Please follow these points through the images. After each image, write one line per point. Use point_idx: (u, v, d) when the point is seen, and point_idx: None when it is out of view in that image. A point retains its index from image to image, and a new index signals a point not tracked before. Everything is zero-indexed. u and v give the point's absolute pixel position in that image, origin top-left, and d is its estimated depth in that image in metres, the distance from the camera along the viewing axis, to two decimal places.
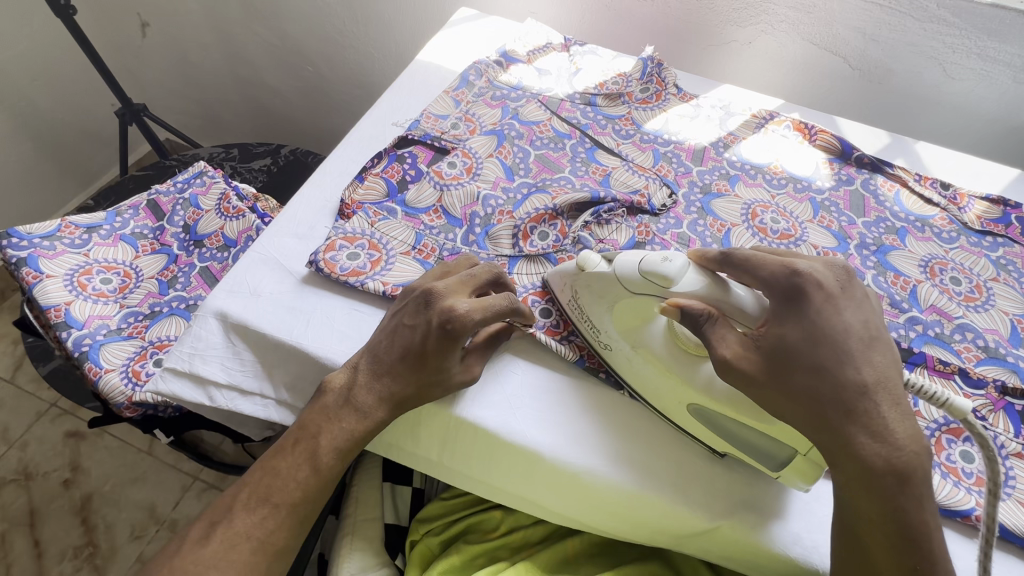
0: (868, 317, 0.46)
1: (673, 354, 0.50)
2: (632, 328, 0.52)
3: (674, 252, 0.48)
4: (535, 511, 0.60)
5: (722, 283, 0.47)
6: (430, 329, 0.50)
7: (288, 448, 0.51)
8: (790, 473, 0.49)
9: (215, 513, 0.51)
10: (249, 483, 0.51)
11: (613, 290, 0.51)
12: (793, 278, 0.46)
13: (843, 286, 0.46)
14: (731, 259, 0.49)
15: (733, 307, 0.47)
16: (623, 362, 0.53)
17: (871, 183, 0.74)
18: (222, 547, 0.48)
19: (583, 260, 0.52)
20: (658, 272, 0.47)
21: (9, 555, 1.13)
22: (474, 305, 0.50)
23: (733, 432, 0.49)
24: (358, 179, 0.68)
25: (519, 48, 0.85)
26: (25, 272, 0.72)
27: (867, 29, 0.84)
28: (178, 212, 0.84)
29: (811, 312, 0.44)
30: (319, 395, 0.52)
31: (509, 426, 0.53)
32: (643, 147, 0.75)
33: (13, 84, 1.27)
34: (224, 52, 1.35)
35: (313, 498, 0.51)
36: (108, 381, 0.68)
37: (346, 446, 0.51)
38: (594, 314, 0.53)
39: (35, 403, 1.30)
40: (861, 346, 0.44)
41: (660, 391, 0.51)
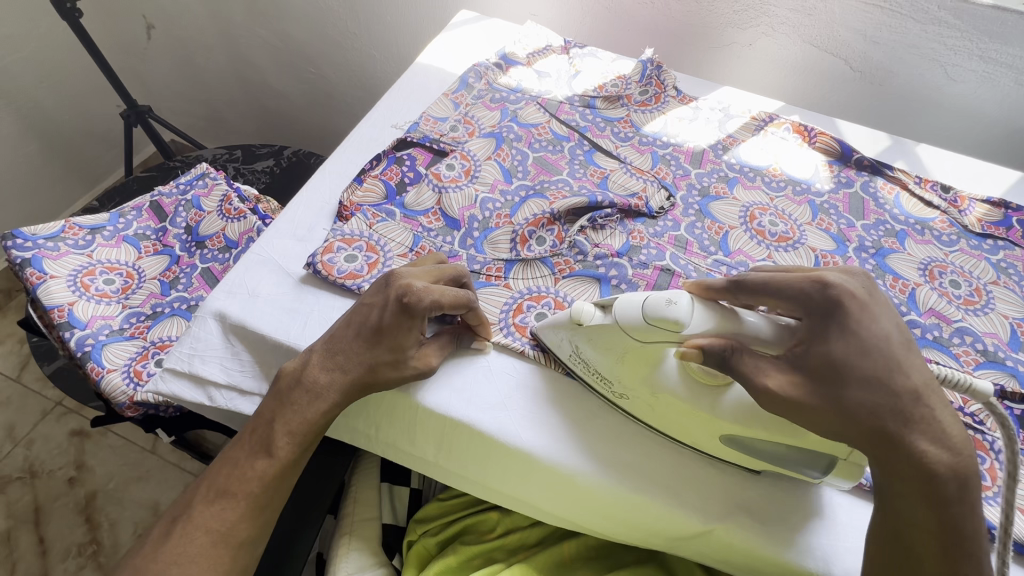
0: (897, 318, 0.46)
1: (692, 390, 0.49)
2: (644, 373, 0.50)
3: (678, 294, 0.46)
4: (531, 513, 0.60)
5: (734, 315, 0.46)
6: (388, 305, 0.51)
7: (246, 438, 0.52)
8: (833, 475, 0.49)
9: (177, 509, 0.51)
10: (210, 477, 0.52)
11: (619, 339, 0.49)
12: (825, 291, 0.44)
13: (870, 292, 0.46)
14: (742, 285, 0.48)
15: (750, 334, 0.46)
16: (640, 404, 0.52)
17: (871, 186, 0.74)
18: (182, 541, 0.49)
19: (577, 314, 0.50)
20: (669, 321, 0.45)
21: (14, 552, 1.14)
22: (431, 286, 0.51)
23: (768, 449, 0.49)
24: (358, 181, 0.68)
25: (519, 51, 0.85)
26: (30, 272, 0.73)
27: (868, 31, 0.84)
28: (181, 213, 0.85)
29: (853, 323, 0.43)
30: (276, 381, 0.53)
31: (506, 429, 0.53)
32: (642, 149, 0.75)
33: (20, 85, 1.28)
34: (227, 53, 1.36)
35: (271, 487, 0.51)
36: (110, 380, 0.69)
37: (295, 426, 0.51)
38: (598, 364, 0.52)
39: (41, 401, 1.31)
40: (904, 350, 0.44)
41: (690, 429, 0.51)
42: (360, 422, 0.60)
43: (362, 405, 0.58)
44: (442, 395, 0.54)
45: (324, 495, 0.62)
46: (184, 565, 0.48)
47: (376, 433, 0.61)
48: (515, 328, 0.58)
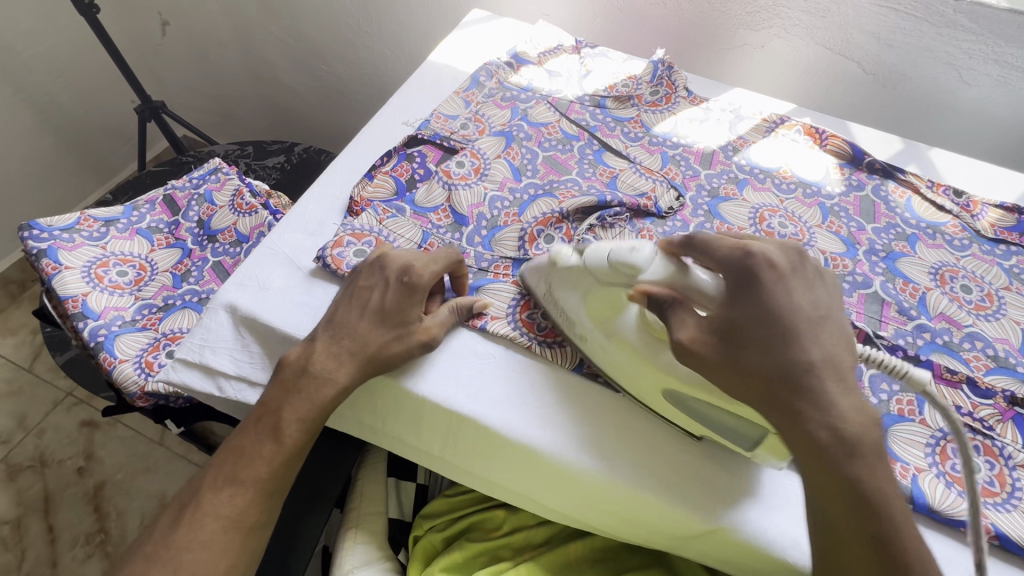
0: (818, 296, 0.47)
1: (642, 340, 0.50)
2: (605, 317, 0.52)
3: (642, 241, 0.48)
4: (535, 508, 0.61)
5: (682, 267, 0.48)
6: (389, 284, 0.55)
7: (252, 425, 0.52)
8: (762, 450, 0.49)
9: (184, 498, 0.51)
10: (217, 465, 0.51)
11: (585, 280, 0.52)
12: (746, 260, 0.47)
13: (794, 267, 0.48)
14: (693, 241, 0.50)
15: (698, 292, 0.47)
16: (597, 349, 0.54)
17: (882, 189, 0.74)
18: (191, 529, 0.49)
19: (556, 254, 0.53)
20: (627, 262, 0.47)
21: (23, 539, 1.16)
22: (427, 261, 0.56)
23: (708, 414, 0.49)
24: (368, 177, 0.69)
25: (530, 50, 0.85)
26: (45, 262, 0.74)
27: (881, 34, 0.83)
28: (193, 207, 0.86)
29: (764, 293, 0.45)
30: (279, 369, 0.54)
31: (514, 426, 0.53)
32: (652, 149, 0.76)
33: (37, 79, 1.30)
34: (241, 50, 1.37)
35: (279, 473, 0.51)
36: (122, 370, 0.70)
37: (304, 412, 0.52)
38: (566, 308, 0.54)
39: (53, 392, 1.33)
40: (811, 327, 0.44)
41: (635, 377, 0.52)
42: (366, 416, 0.61)
43: (368, 398, 0.59)
44: (450, 391, 0.55)
45: (326, 488, 0.63)
46: (195, 552, 0.48)
47: (382, 427, 0.61)
48: (522, 323, 0.59)
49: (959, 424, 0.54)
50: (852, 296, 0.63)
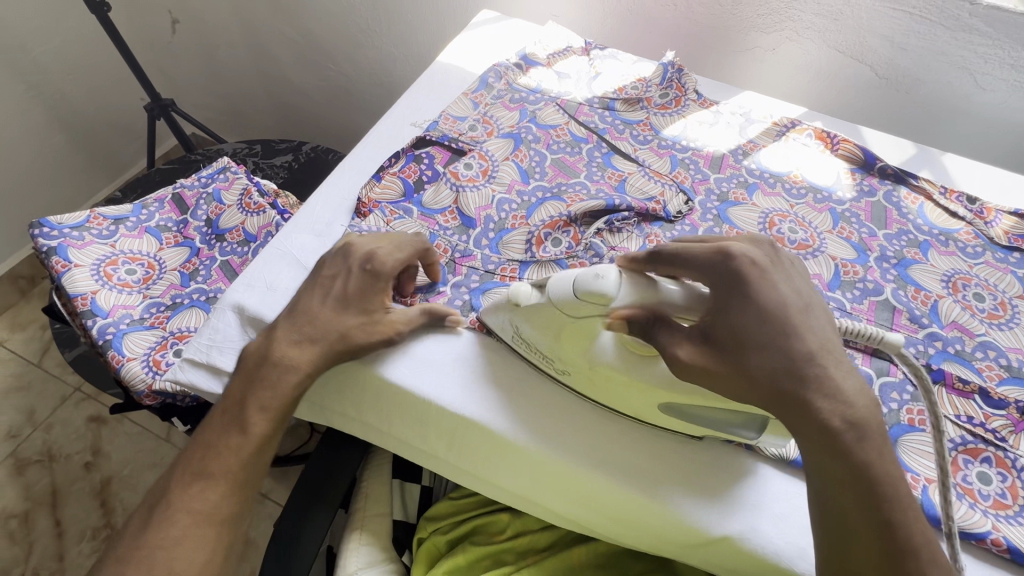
0: (798, 284, 0.47)
1: (627, 362, 0.49)
2: (581, 349, 0.51)
3: (605, 267, 0.46)
4: (539, 513, 0.60)
5: (652, 285, 0.46)
6: (352, 271, 0.56)
7: (217, 419, 0.53)
8: (767, 435, 0.50)
9: (154, 497, 0.51)
10: (184, 462, 0.52)
11: (551, 316, 0.50)
12: (726, 261, 0.46)
13: (771, 259, 0.48)
14: (660, 255, 0.49)
15: (673, 305, 0.46)
16: (585, 380, 0.53)
17: (895, 195, 0.73)
18: (163, 526, 0.48)
19: (516, 294, 0.52)
20: (595, 291, 0.45)
21: (31, 533, 1.17)
22: (390, 248, 0.57)
23: (696, 414, 0.50)
24: (376, 178, 0.69)
25: (539, 51, 0.85)
26: (55, 260, 0.75)
27: (895, 38, 0.82)
28: (202, 206, 0.86)
29: (754, 292, 0.45)
30: (241, 363, 0.54)
31: (517, 429, 0.54)
32: (661, 152, 0.75)
33: (49, 77, 1.31)
34: (250, 49, 1.38)
35: (249, 463, 0.52)
36: (130, 368, 0.70)
37: (266, 401, 0.52)
38: (540, 342, 0.53)
39: (61, 387, 1.34)
40: (801, 316, 0.45)
41: (631, 400, 0.52)
42: (373, 416, 0.60)
43: (377, 400, 0.58)
44: (453, 394, 0.55)
45: (327, 487, 0.63)
46: (169, 548, 0.48)
47: (386, 428, 0.61)
48: None
49: (971, 434, 0.54)
50: (863, 303, 0.62)
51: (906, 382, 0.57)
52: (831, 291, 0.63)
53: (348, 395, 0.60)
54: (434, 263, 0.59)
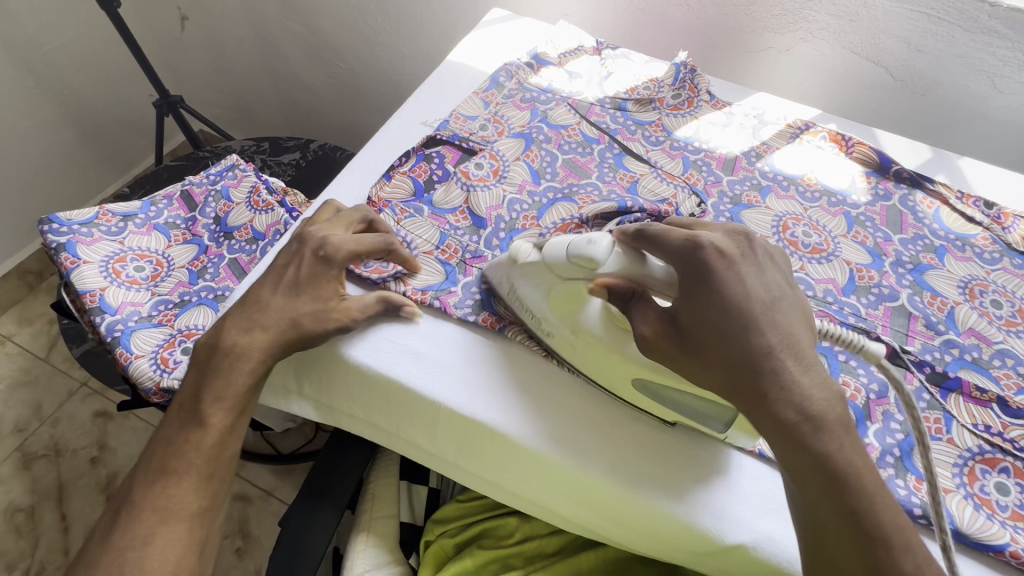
0: (768, 278, 0.46)
1: (608, 331, 0.52)
2: (568, 312, 0.53)
3: (599, 233, 0.49)
4: (547, 517, 0.59)
5: (638, 257, 0.48)
6: (304, 257, 0.56)
7: (176, 416, 0.53)
8: (735, 430, 0.51)
9: (118, 501, 0.51)
10: (148, 462, 0.51)
11: (546, 276, 0.52)
12: (695, 252, 0.45)
13: (744, 252, 0.47)
14: (644, 234, 0.48)
15: (654, 279, 0.47)
16: (566, 346, 0.55)
17: (910, 199, 0.72)
18: (129, 529, 0.48)
19: (516, 251, 0.54)
20: (585, 255, 0.48)
21: (37, 527, 1.17)
22: (346, 237, 0.57)
23: (673, 400, 0.51)
24: (386, 177, 0.68)
25: (551, 50, 0.84)
26: (64, 256, 0.75)
27: (913, 39, 0.81)
28: (210, 203, 0.86)
29: (717, 284, 0.44)
30: (194, 359, 0.54)
31: (528, 433, 0.53)
32: (673, 154, 0.74)
33: (59, 73, 1.32)
34: (259, 47, 1.37)
35: (213, 454, 0.51)
36: (138, 366, 0.70)
37: (223, 392, 0.52)
38: (531, 304, 0.55)
39: (68, 382, 1.34)
40: (764, 311, 0.44)
41: (607, 371, 0.53)
42: (383, 419, 0.60)
43: (386, 401, 0.58)
44: (463, 397, 0.55)
45: (334, 488, 0.63)
46: (139, 547, 0.48)
47: (394, 429, 0.60)
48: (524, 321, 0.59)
49: (989, 444, 0.53)
50: (877, 309, 0.62)
51: (923, 390, 0.56)
52: (846, 296, 0.62)
53: (359, 398, 0.59)
54: (397, 250, 0.58)
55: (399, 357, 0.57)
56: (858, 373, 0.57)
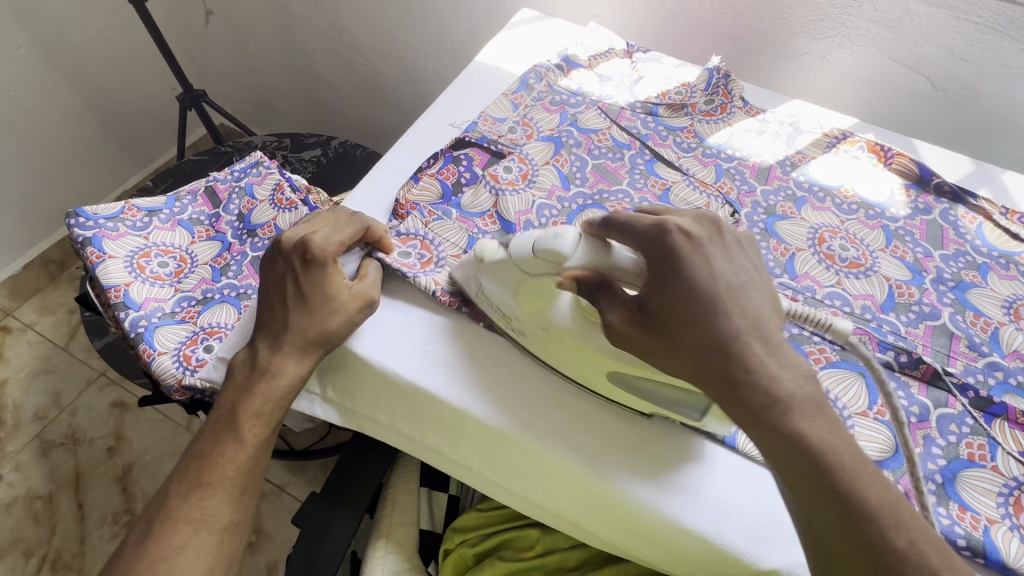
0: (735, 264, 0.46)
1: (579, 326, 0.50)
2: (538, 309, 0.52)
3: (565, 227, 0.47)
4: (571, 529, 0.58)
5: (605, 248, 0.46)
6: (293, 265, 0.54)
7: (209, 429, 0.53)
8: (711, 417, 0.50)
9: (151, 512, 0.51)
10: (180, 474, 0.51)
11: (514, 274, 0.51)
12: (661, 237, 0.45)
13: (711, 238, 0.47)
14: (613, 221, 0.47)
15: (622, 270, 0.46)
16: (538, 342, 0.54)
17: (951, 214, 0.69)
18: (163, 540, 0.48)
19: (483, 249, 0.53)
20: (551, 249, 0.47)
21: (54, 515, 1.18)
22: (326, 234, 0.55)
23: (645, 392, 0.51)
24: (414, 179, 0.67)
25: (581, 52, 0.83)
26: (90, 251, 0.76)
27: (956, 47, 0.79)
28: (234, 200, 0.85)
29: (684, 269, 0.44)
30: (231, 374, 0.55)
31: (555, 444, 0.52)
32: (705, 161, 0.72)
33: (85, 66, 1.33)
34: (283, 43, 1.37)
35: (247, 469, 0.52)
36: (160, 363, 0.70)
37: (260, 408, 0.53)
38: (501, 302, 0.54)
39: (86, 371, 1.36)
40: (730, 296, 0.44)
41: (580, 366, 0.52)
42: (407, 425, 0.59)
43: (411, 407, 0.57)
44: (491, 406, 0.54)
45: (353, 491, 0.63)
46: (172, 559, 0.48)
47: (420, 436, 0.59)
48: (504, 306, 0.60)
49: None
50: (918, 327, 0.59)
51: (966, 415, 0.54)
52: (885, 313, 0.60)
53: (384, 402, 0.58)
54: (372, 229, 0.59)
55: (428, 365, 0.56)
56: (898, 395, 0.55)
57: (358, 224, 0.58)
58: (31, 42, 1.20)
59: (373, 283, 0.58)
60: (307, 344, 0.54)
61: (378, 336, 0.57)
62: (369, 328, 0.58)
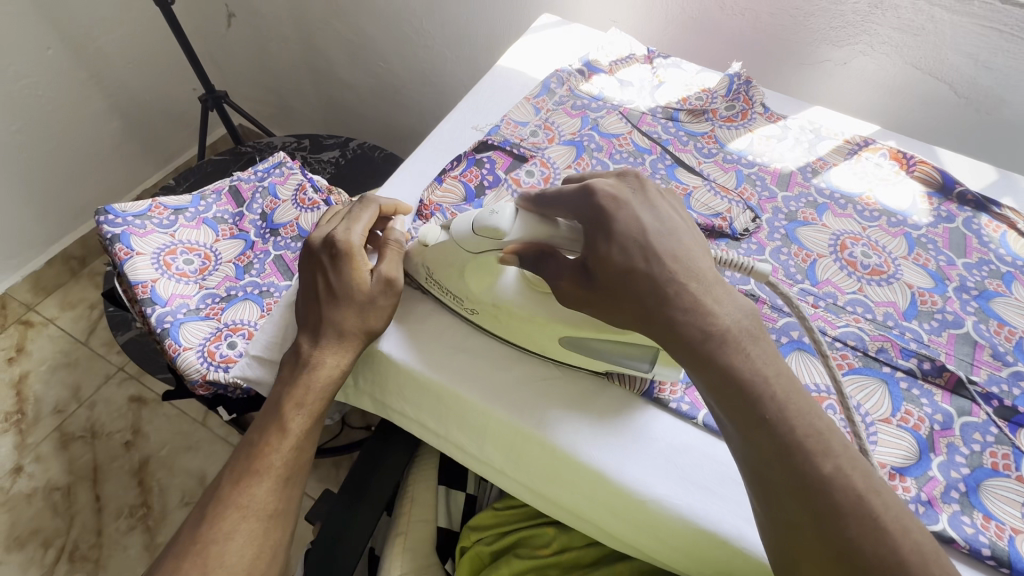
0: (662, 212, 0.49)
1: (526, 298, 0.54)
2: (486, 285, 0.55)
3: (502, 204, 0.50)
4: (588, 529, 0.58)
5: (548, 221, 0.49)
6: (325, 265, 0.56)
7: (259, 420, 0.54)
8: (660, 366, 0.53)
9: (205, 499, 0.52)
10: (232, 462, 0.53)
11: (457, 254, 0.53)
12: (587, 198, 0.48)
13: (635, 191, 0.49)
14: (544, 198, 0.51)
15: (568, 235, 0.49)
16: (490, 319, 0.57)
17: (975, 222, 0.69)
18: (213, 523, 0.49)
19: (425, 235, 0.56)
20: (489, 227, 0.49)
21: (72, 506, 1.20)
22: (347, 227, 0.57)
23: (598, 351, 0.54)
24: (437, 181, 0.68)
25: (602, 58, 0.84)
26: (118, 247, 0.77)
27: (981, 56, 0.78)
28: (257, 199, 0.87)
29: (613, 224, 0.47)
30: (281, 369, 0.56)
31: (576, 444, 0.53)
32: (726, 167, 0.73)
33: (111, 67, 1.36)
34: (304, 45, 1.39)
35: (292, 458, 0.53)
36: (185, 358, 0.71)
37: (301, 398, 0.53)
38: (451, 284, 0.56)
39: (105, 366, 1.38)
40: (660, 237, 0.47)
41: (534, 337, 0.55)
42: (431, 421, 0.60)
43: (435, 403, 0.58)
44: (514, 405, 0.55)
45: (373, 488, 0.63)
46: (222, 543, 0.49)
47: (443, 432, 0.60)
48: None
49: None
50: (941, 335, 0.59)
51: (990, 424, 0.54)
52: (908, 320, 0.60)
53: (407, 397, 0.59)
54: (383, 207, 0.62)
55: (450, 363, 0.57)
56: (921, 402, 0.55)
57: (369, 206, 0.60)
58: (60, 44, 1.23)
59: (396, 263, 0.58)
60: (334, 344, 0.54)
61: (399, 332, 0.58)
62: (393, 326, 0.59)
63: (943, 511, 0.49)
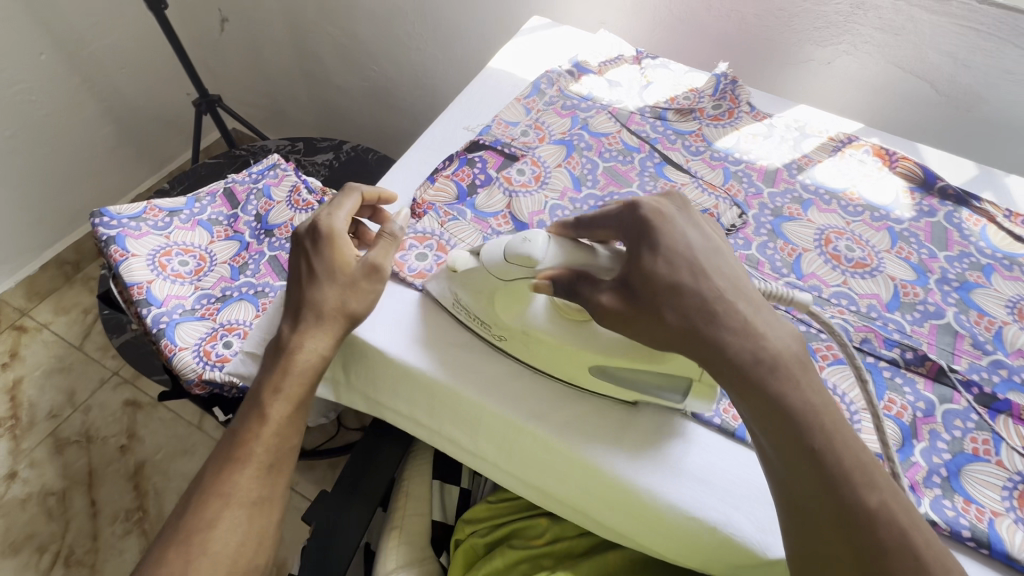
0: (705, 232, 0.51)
1: (558, 325, 0.54)
2: (515, 312, 0.54)
3: (533, 232, 0.51)
4: (582, 520, 0.59)
5: (585, 249, 0.51)
6: (308, 249, 0.57)
7: (240, 409, 0.55)
8: (692, 398, 0.52)
9: (190, 489, 0.53)
10: (215, 452, 0.53)
11: (488, 281, 0.53)
12: (634, 216, 0.50)
13: (680, 210, 0.52)
14: (584, 223, 0.53)
15: (607, 262, 0.51)
16: (518, 346, 0.56)
17: (956, 216, 0.71)
18: (197, 511, 0.50)
19: (455, 261, 0.55)
20: (521, 254, 0.50)
21: (67, 511, 1.20)
22: (330, 213, 0.58)
23: (631, 380, 0.53)
24: (430, 180, 0.69)
25: (591, 59, 0.85)
26: (114, 249, 0.78)
27: (960, 54, 0.80)
28: (252, 201, 0.87)
29: (662, 238, 0.48)
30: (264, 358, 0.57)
31: (567, 436, 0.54)
32: (713, 164, 0.74)
33: (104, 72, 1.36)
34: (297, 49, 1.40)
35: (274, 446, 0.53)
36: (181, 358, 0.72)
37: (279, 384, 0.54)
38: (478, 311, 0.56)
39: (100, 370, 1.38)
40: (709, 256, 0.48)
41: (563, 365, 0.54)
42: (427, 417, 0.61)
43: (431, 399, 0.59)
44: (498, 395, 0.56)
45: (366, 484, 0.64)
46: (205, 530, 0.50)
47: (437, 427, 0.61)
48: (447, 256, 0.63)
49: None
50: (923, 326, 0.61)
51: (970, 410, 0.55)
52: (890, 312, 0.62)
53: (404, 395, 0.60)
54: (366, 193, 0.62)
55: (442, 357, 0.57)
56: (904, 390, 0.56)
57: (352, 193, 0.61)
58: (53, 49, 1.23)
59: (386, 252, 0.58)
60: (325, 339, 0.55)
61: (389, 326, 0.59)
62: (383, 320, 0.59)
63: (925, 495, 0.50)
